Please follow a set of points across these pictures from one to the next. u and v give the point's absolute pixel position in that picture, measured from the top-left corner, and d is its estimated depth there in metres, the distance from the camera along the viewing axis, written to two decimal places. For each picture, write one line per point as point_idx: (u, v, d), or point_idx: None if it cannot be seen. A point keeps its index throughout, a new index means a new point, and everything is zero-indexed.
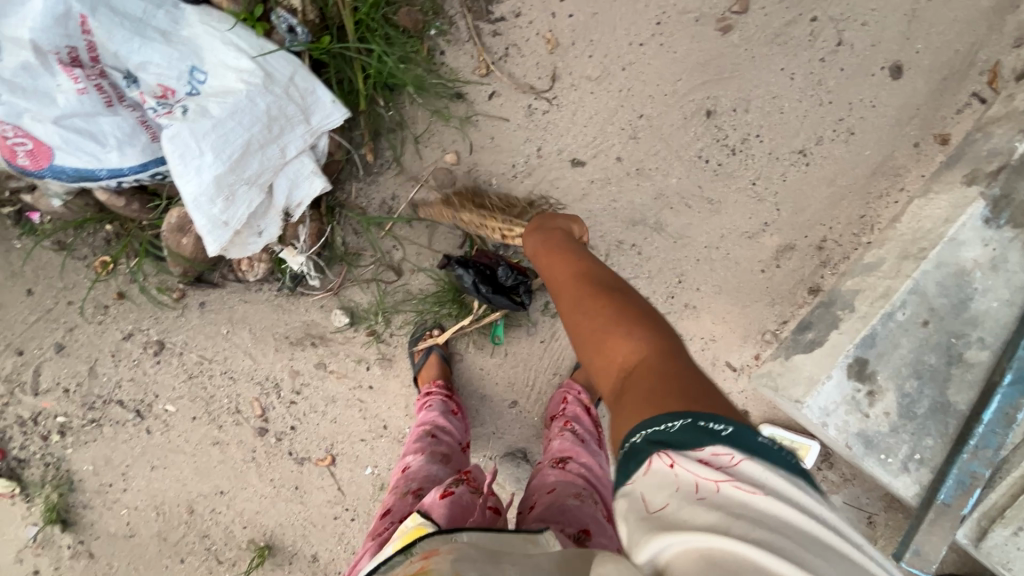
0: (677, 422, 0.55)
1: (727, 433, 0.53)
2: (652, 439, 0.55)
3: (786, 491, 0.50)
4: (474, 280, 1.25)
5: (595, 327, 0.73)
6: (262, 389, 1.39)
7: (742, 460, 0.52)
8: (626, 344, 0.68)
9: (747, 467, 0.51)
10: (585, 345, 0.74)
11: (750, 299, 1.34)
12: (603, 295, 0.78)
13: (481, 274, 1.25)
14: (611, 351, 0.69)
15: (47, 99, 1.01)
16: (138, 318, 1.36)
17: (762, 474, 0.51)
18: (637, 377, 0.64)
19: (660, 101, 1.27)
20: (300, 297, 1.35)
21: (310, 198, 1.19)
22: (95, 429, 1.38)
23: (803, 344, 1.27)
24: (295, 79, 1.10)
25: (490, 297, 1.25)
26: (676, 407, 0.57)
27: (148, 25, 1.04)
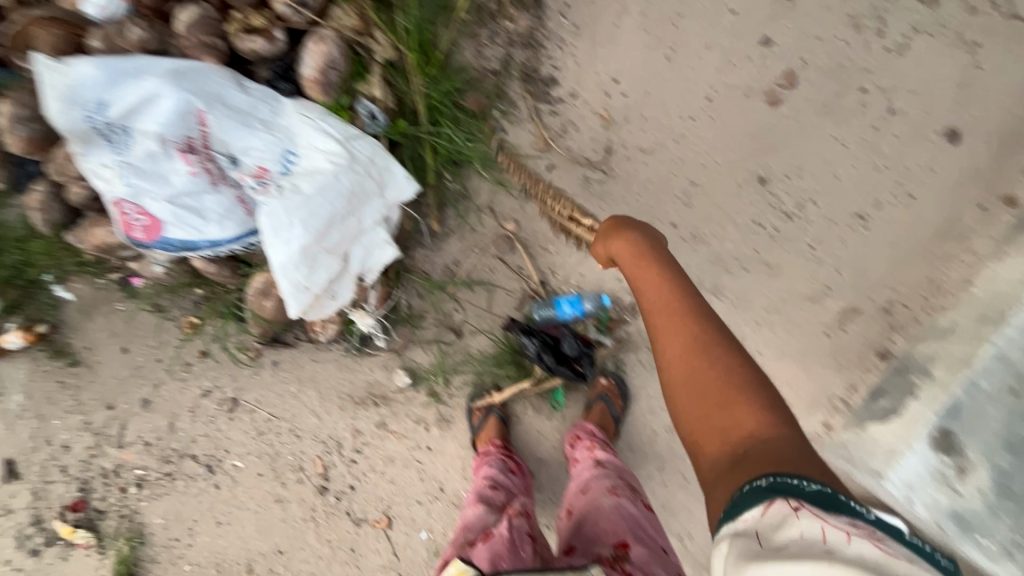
0: (811, 483, 0.57)
1: (872, 513, 0.54)
2: (776, 487, 0.56)
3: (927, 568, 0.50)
4: (537, 350, 1.30)
5: (710, 394, 0.70)
6: (325, 448, 1.43)
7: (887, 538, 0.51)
8: (742, 403, 0.68)
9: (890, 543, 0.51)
10: (693, 392, 0.72)
11: (816, 363, 1.30)
12: (712, 340, 0.75)
13: (543, 345, 1.30)
14: (732, 419, 0.67)
15: (165, 181, 1.16)
16: (217, 375, 1.45)
17: (901, 547, 0.51)
18: (755, 441, 0.64)
19: (713, 169, 1.32)
20: (365, 357, 1.41)
21: (381, 265, 1.28)
22: (169, 482, 1.45)
23: (877, 412, 1.26)
24: (375, 159, 1.22)
25: (552, 367, 1.30)
26: (808, 472, 0.59)
27: (253, 116, 1.18)
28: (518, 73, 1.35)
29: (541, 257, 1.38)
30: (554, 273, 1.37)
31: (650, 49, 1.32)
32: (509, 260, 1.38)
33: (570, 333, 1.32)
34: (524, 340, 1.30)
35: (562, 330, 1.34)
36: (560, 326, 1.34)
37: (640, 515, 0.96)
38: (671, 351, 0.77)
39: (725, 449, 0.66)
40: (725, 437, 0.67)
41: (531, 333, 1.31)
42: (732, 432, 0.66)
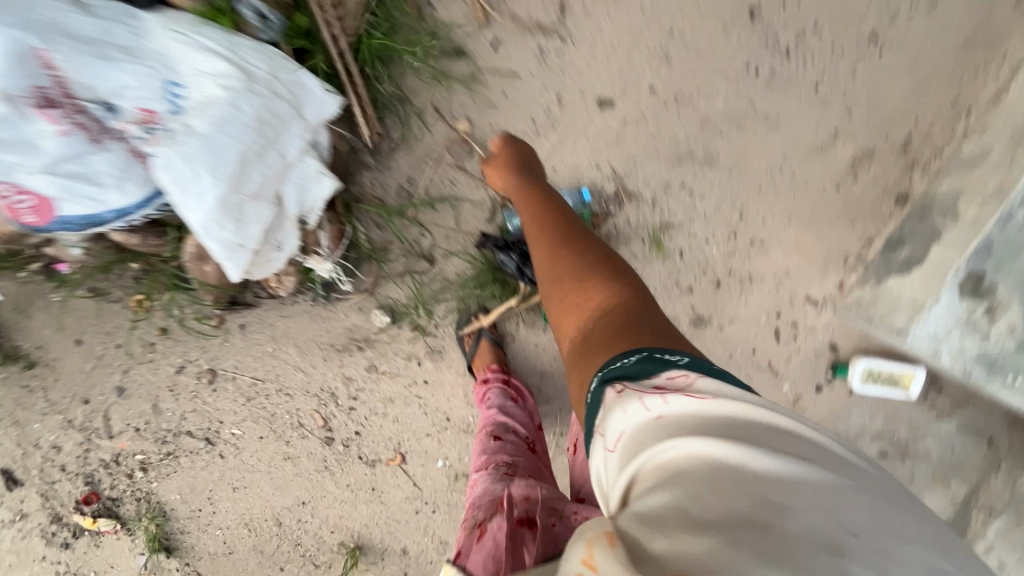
0: (631, 358, 0.63)
1: (684, 359, 0.61)
2: (605, 377, 0.63)
3: (740, 394, 0.57)
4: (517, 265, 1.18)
5: (563, 298, 0.76)
6: (320, 401, 1.36)
7: (697, 378, 0.58)
8: (595, 283, 0.74)
9: (702, 384, 0.58)
10: (554, 283, 0.77)
11: (827, 222, 1.17)
12: (568, 236, 0.82)
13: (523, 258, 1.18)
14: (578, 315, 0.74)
15: (32, 148, 0.92)
16: (185, 350, 1.34)
17: (714, 386, 0.57)
18: (609, 311, 0.72)
19: (691, 11, 1.09)
20: (336, 302, 1.29)
21: (323, 199, 1.10)
22: (173, 461, 1.41)
23: (896, 263, 1.15)
24: (278, 73, 0.99)
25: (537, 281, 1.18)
26: (633, 346, 0.65)
27: (110, 45, 0.93)
28: None
29: None
30: None
31: None
32: (470, 167, 1.20)
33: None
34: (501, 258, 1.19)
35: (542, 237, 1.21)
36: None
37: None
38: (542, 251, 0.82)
39: (590, 326, 0.72)
40: (582, 315, 0.74)
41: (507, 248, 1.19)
42: (592, 308, 0.73)
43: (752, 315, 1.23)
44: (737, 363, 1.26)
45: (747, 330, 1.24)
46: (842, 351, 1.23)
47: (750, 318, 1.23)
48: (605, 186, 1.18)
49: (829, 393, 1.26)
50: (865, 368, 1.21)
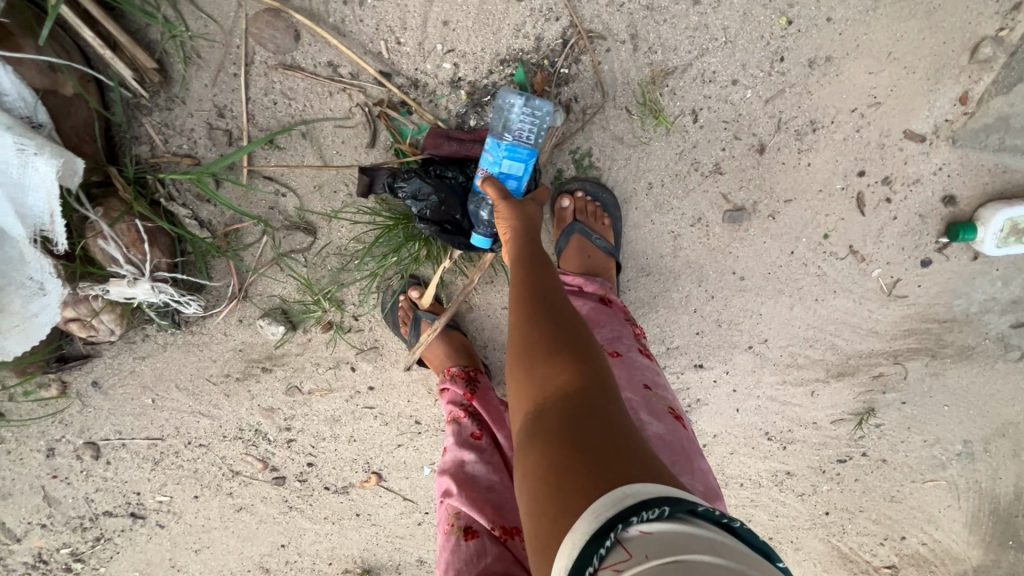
0: (638, 519, 0.36)
1: (669, 501, 0.37)
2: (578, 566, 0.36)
3: (712, 537, 0.36)
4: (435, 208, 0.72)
5: (532, 375, 0.48)
6: (246, 441, 1.02)
7: (654, 526, 0.36)
8: (560, 363, 0.48)
9: (662, 531, 0.36)
10: (506, 357, 0.52)
11: None
12: (526, 270, 0.58)
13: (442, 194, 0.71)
14: (543, 412, 0.46)
15: None
16: (44, 430, 0.98)
17: (679, 530, 0.36)
18: (575, 423, 0.44)
19: None
20: (202, 319, 0.88)
21: (54, 198, 0.61)
22: (107, 545, 1.11)
23: None
24: None
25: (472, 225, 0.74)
26: (629, 489, 0.38)
27: None
28: None
29: (361, 26, 0.70)
30: (401, 48, 0.71)
31: None
32: (308, 61, 0.71)
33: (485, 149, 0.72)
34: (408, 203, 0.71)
35: (461, 150, 0.73)
36: (458, 141, 0.73)
37: (671, 432, 0.59)
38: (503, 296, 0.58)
39: (541, 430, 0.45)
40: (533, 400, 0.47)
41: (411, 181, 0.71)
42: (550, 398, 0.46)
43: (818, 182, 0.78)
44: (803, 258, 0.84)
45: (812, 207, 0.80)
46: (965, 201, 0.79)
47: (814, 188, 0.79)
48: (543, 31, 0.70)
49: (940, 265, 0.85)
50: (1004, 224, 0.77)
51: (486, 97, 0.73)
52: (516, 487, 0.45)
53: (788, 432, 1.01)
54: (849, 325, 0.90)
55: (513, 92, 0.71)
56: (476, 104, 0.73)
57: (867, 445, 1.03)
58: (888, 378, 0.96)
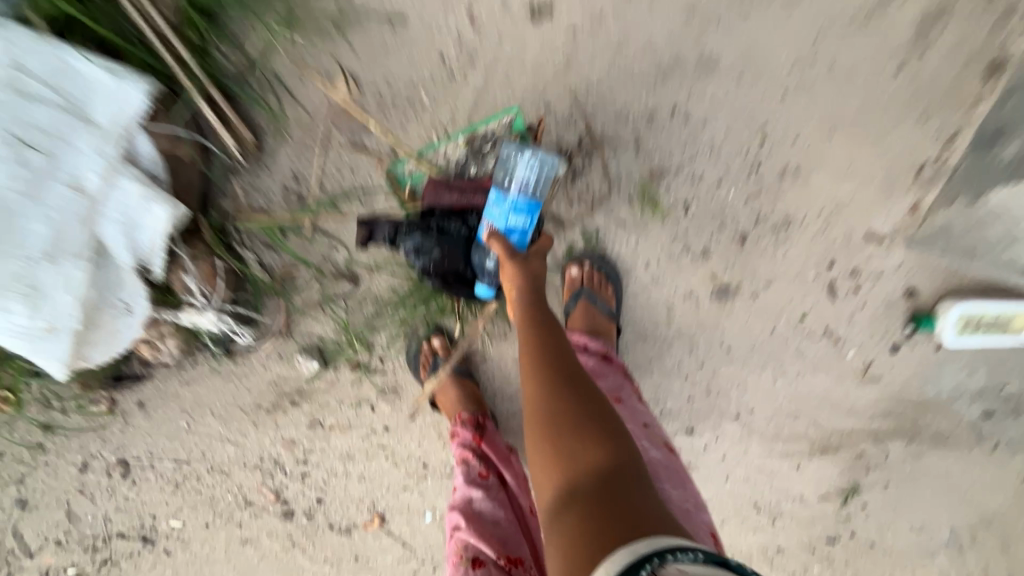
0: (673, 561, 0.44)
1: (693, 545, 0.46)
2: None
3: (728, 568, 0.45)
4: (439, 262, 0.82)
5: (561, 441, 0.57)
6: (264, 471, 1.09)
7: (686, 563, 0.44)
8: (589, 438, 0.57)
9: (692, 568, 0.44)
10: (534, 423, 0.60)
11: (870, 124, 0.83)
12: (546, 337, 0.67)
13: (444, 249, 0.80)
14: (574, 475, 0.55)
15: None
16: (83, 444, 1.06)
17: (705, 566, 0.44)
18: (610, 490, 0.53)
19: None
20: (248, 351, 0.99)
21: (161, 236, 0.76)
22: (113, 568, 1.16)
23: (988, 162, 0.83)
24: (39, 64, 0.66)
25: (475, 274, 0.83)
26: (661, 539, 0.47)
27: None
28: None
29: (418, 120, 0.87)
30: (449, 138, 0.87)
31: None
32: (372, 143, 0.87)
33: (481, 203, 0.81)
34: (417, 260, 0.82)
35: (459, 198, 0.83)
36: (458, 191, 0.83)
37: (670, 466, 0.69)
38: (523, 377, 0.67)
39: (574, 492, 0.54)
40: (565, 464, 0.56)
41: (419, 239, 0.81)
42: (579, 462, 0.56)
43: (794, 270, 0.91)
44: (783, 336, 0.94)
45: (789, 290, 0.92)
46: (924, 295, 0.90)
47: (791, 274, 0.91)
48: (566, 132, 0.87)
49: (908, 352, 0.95)
50: (960, 317, 0.88)
51: (486, 146, 0.86)
52: (549, 540, 0.53)
53: (776, 504, 1.06)
54: (828, 402, 0.98)
55: (515, 147, 0.81)
56: (477, 151, 0.87)
57: (853, 524, 1.07)
58: (869, 457, 1.02)
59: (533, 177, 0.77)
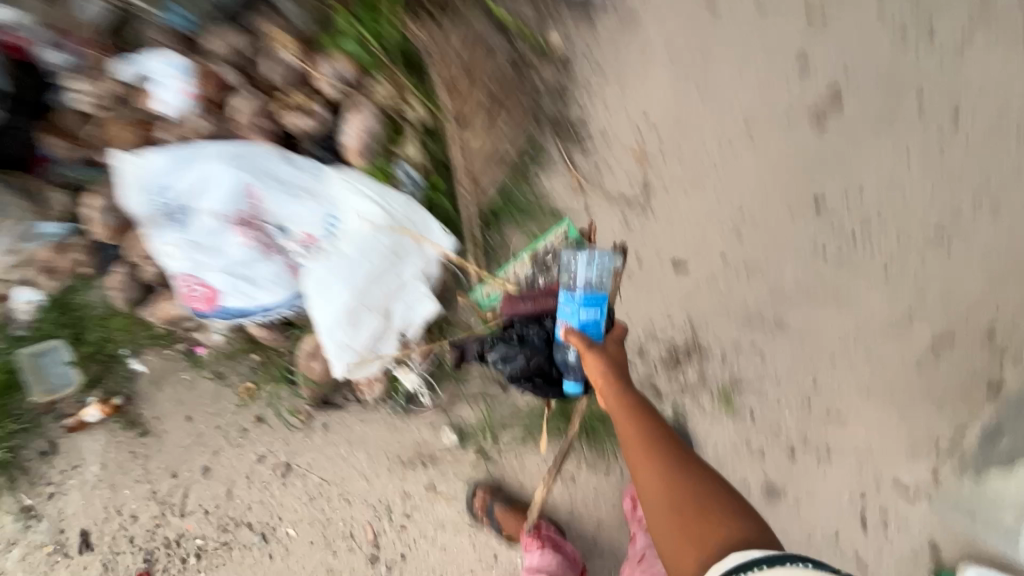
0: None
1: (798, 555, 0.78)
2: None
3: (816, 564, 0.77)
4: (525, 364, 1.20)
5: (699, 514, 0.87)
6: (375, 513, 1.41)
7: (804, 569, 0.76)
8: (718, 504, 0.88)
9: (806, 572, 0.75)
10: (674, 503, 0.89)
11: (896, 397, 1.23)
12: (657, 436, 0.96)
13: (525, 350, 1.20)
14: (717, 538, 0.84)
15: (220, 252, 1.27)
16: (270, 440, 1.47)
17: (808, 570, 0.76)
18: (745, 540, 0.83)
19: (760, 195, 1.25)
20: (411, 416, 1.38)
21: (423, 319, 1.30)
22: (225, 552, 1.48)
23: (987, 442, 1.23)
24: (415, 218, 1.27)
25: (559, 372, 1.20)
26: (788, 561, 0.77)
27: (293, 185, 1.26)
28: (545, 121, 1.33)
29: None
30: None
31: (682, 80, 1.28)
32: None
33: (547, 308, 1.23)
34: (507, 369, 1.20)
35: (532, 304, 1.24)
36: (530, 300, 1.25)
37: None
38: (640, 479, 0.94)
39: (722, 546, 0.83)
40: (709, 531, 0.85)
41: (505, 350, 1.21)
42: (717, 525, 0.85)
43: (837, 481, 1.27)
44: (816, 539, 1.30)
45: (831, 498, 1.28)
46: None
47: (835, 484, 1.27)
48: (676, 338, 1.28)
49: None
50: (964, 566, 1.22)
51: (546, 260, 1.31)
52: None
53: None
54: None
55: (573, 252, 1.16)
56: (541, 265, 1.31)
57: None
58: None
59: (593, 272, 1.11)
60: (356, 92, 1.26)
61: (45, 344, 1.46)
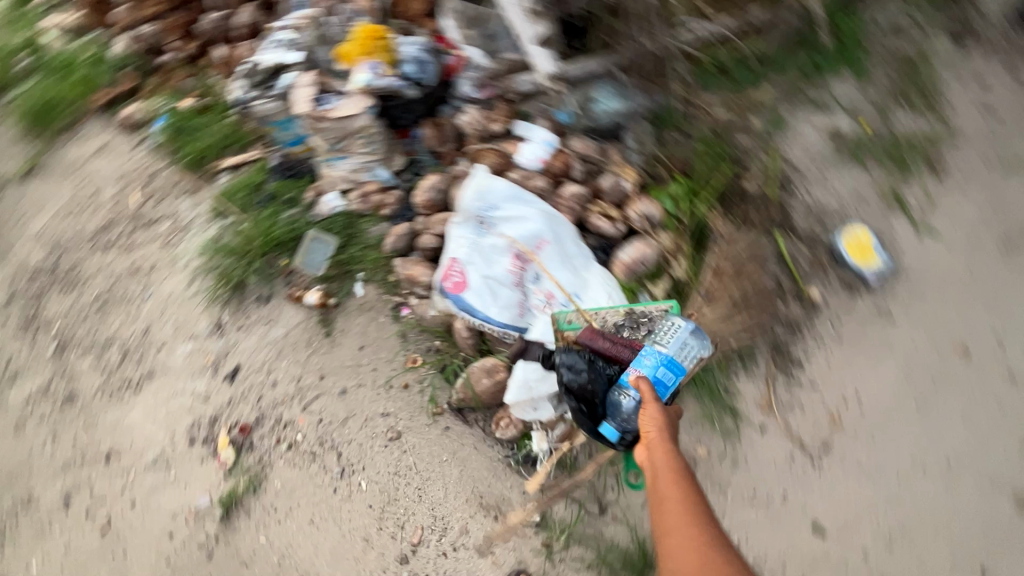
0: None
1: None
2: None
3: None
4: (584, 383, 1.35)
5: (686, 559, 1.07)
6: (432, 525, 1.55)
7: None
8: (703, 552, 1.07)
9: None
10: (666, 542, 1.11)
11: None
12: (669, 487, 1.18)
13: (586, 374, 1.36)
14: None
15: (490, 264, 1.61)
16: (401, 407, 1.69)
17: None
18: None
19: (934, 531, 1.44)
20: (515, 473, 1.57)
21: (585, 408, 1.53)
22: (307, 460, 1.65)
23: None
24: None
25: (603, 411, 1.34)
26: None
27: (569, 259, 1.62)
28: (770, 344, 1.55)
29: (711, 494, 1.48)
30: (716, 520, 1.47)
31: (907, 395, 1.51)
32: None
33: (622, 353, 1.39)
34: (567, 378, 1.34)
35: (612, 344, 1.42)
36: (611, 340, 1.43)
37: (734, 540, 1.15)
38: (670, 536, 1.11)
39: None
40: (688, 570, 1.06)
41: (574, 365, 1.36)
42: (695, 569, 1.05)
43: None
44: None
45: None
46: None
47: None
48: None
49: None
50: None
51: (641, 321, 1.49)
52: None
53: None
54: None
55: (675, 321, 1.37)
56: (635, 321, 1.49)
57: None
58: None
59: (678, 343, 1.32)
60: (648, 227, 1.64)
61: (323, 236, 1.99)
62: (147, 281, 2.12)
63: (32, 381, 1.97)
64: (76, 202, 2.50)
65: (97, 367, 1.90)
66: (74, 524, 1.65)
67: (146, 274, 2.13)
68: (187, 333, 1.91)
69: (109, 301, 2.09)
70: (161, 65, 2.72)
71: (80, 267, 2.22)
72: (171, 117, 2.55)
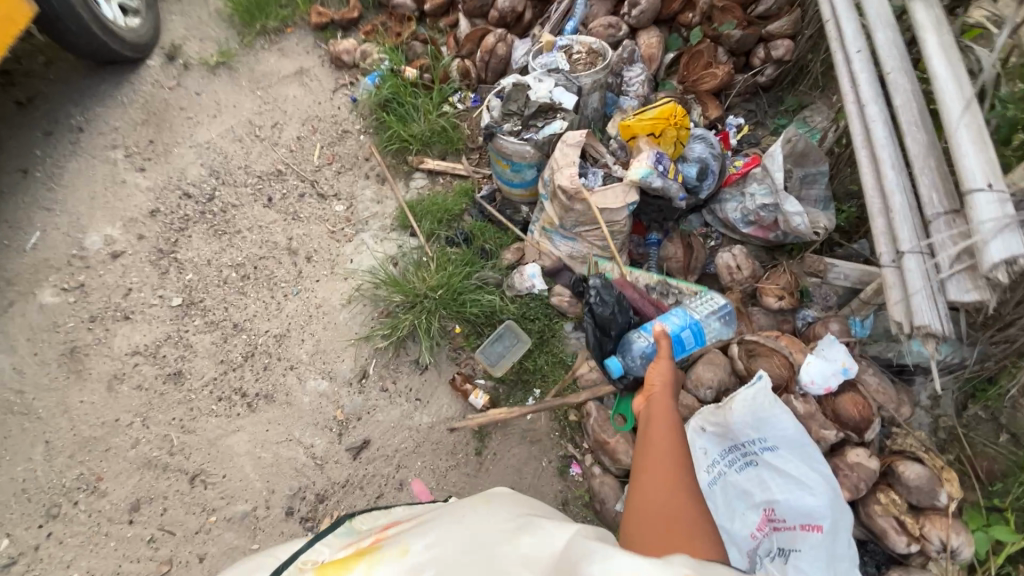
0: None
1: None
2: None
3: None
4: (608, 314, 1.54)
5: (662, 490, 0.97)
6: None
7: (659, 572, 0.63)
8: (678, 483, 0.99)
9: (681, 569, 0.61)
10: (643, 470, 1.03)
11: None
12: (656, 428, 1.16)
13: (614, 312, 1.54)
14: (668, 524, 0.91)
15: (729, 505, 1.24)
16: None
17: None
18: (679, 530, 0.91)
19: None
20: None
21: None
22: None
23: None
24: None
25: (613, 347, 1.53)
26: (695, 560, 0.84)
27: (835, 562, 1.16)
28: None
29: None
30: None
31: None
32: None
33: (647, 308, 1.59)
34: (596, 305, 1.53)
35: (642, 303, 1.62)
36: (641, 298, 1.62)
37: None
38: (647, 470, 1.03)
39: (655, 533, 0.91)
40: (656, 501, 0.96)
41: (604, 297, 1.55)
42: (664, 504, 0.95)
43: None
44: None
45: None
46: None
47: None
48: None
49: None
50: None
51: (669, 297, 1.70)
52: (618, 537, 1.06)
53: None
54: None
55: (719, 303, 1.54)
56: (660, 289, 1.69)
57: None
58: None
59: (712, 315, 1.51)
60: (944, 559, 1.21)
61: (518, 331, 1.65)
62: (299, 268, 1.81)
63: (141, 330, 1.71)
64: (251, 125, 2.21)
65: (213, 352, 1.67)
66: (132, 547, 1.40)
67: (302, 261, 1.83)
68: (324, 367, 1.63)
69: (252, 275, 1.81)
70: (395, 7, 2.42)
71: (236, 213, 1.96)
72: (383, 80, 2.21)
